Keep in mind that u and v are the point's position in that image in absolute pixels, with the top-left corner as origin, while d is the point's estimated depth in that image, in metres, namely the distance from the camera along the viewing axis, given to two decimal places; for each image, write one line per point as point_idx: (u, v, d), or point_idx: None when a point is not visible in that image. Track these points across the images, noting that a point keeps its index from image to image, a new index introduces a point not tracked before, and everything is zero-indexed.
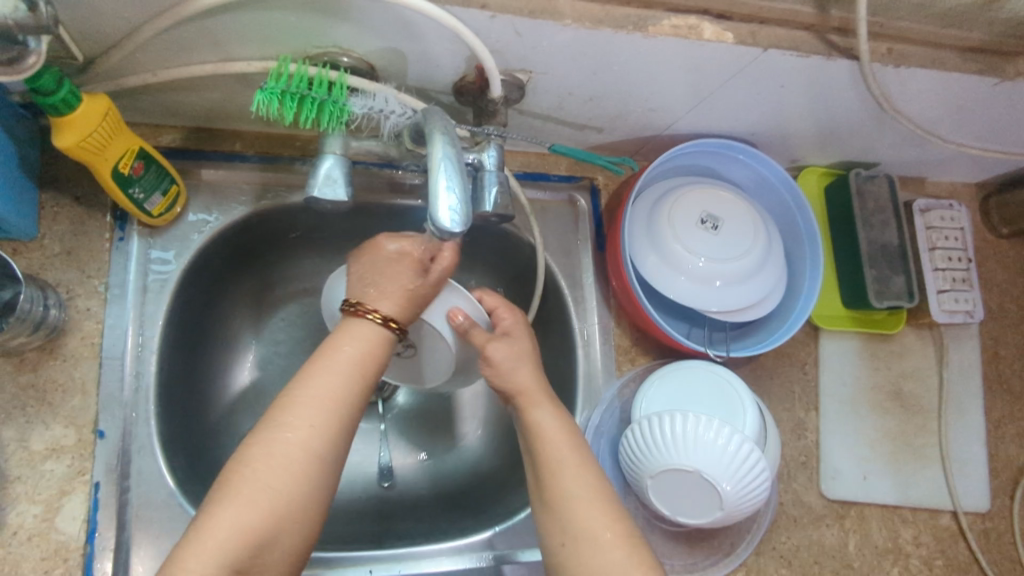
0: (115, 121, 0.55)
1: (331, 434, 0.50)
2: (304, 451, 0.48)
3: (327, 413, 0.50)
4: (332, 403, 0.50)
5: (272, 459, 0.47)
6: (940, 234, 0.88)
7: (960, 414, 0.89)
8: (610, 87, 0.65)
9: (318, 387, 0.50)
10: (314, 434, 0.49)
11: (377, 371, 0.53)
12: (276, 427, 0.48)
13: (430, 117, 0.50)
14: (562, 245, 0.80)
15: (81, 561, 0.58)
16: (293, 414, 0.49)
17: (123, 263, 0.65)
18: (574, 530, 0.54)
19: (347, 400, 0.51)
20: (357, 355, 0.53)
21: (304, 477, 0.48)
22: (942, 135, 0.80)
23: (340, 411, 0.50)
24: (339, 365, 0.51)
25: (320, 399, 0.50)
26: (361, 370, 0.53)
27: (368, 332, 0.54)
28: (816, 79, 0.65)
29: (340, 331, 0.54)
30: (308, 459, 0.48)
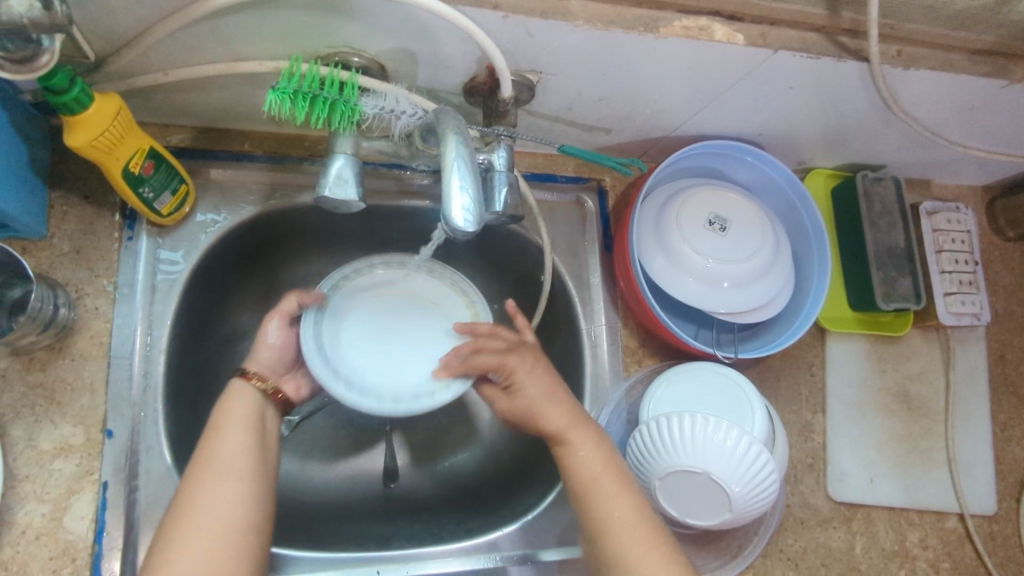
0: (126, 120, 0.55)
1: (236, 490, 0.52)
2: (214, 516, 0.50)
3: (226, 476, 0.52)
4: (224, 468, 0.52)
5: (186, 533, 0.49)
6: (947, 237, 0.88)
7: (967, 417, 0.89)
8: (619, 88, 0.65)
9: (212, 459, 0.53)
10: (219, 496, 0.51)
11: (259, 420, 0.57)
12: (183, 502, 0.51)
13: (442, 117, 0.50)
14: (569, 246, 0.80)
15: (89, 561, 0.58)
16: (196, 485, 0.51)
17: (132, 262, 0.65)
18: (616, 552, 0.57)
19: (244, 460, 0.53)
20: (240, 418, 0.56)
21: (218, 538, 0.49)
22: (950, 137, 0.80)
23: (240, 469, 0.53)
24: (229, 434, 0.54)
25: (217, 458, 0.53)
26: (249, 432, 0.56)
27: (245, 395, 0.58)
28: (825, 82, 0.65)
29: (221, 402, 0.57)
30: (214, 523, 0.50)
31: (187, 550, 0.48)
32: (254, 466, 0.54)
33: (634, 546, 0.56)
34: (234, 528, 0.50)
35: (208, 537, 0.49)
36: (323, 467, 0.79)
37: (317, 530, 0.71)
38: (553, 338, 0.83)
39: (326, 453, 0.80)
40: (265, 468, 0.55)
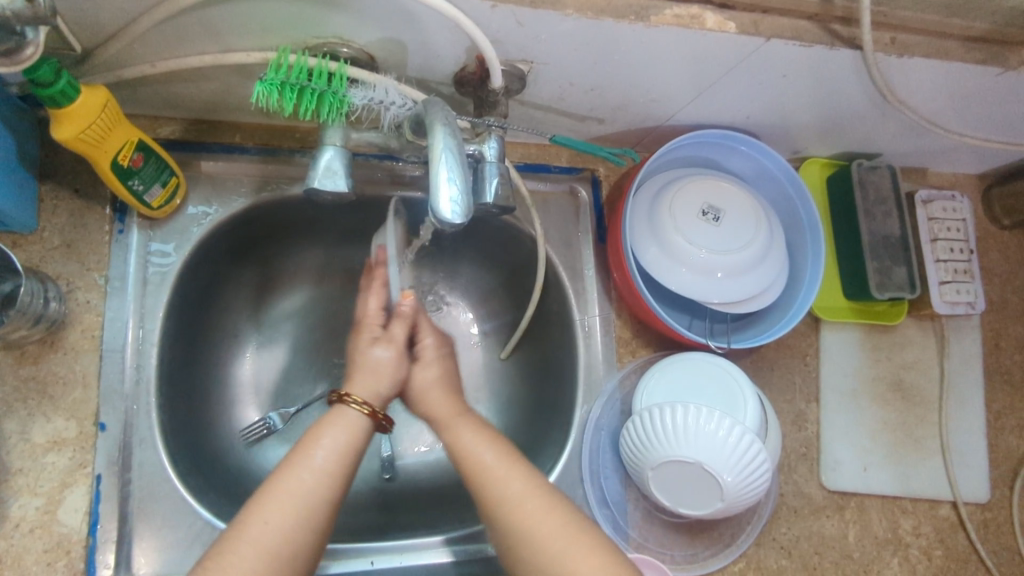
0: (114, 112, 0.55)
1: (300, 527, 0.51)
2: (267, 547, 0.50)
3: (300, 509, 0.52)
4: (298, 502, 0.52)
5: (237, 558, 0.49)
6: (941, 225, 0.88)
7: (961, 406, 0.89)
8: (612, 78, 0.64)
9: (290, 486, 0.52)
10: (285, 528, 0.51)
11: (358, 456, 0.56)
12: (244, 518, 0.51)
13: (430, 108, 0.50)
14: (563, 237, 0.80)
15: (83, 553, 0.59)
16: (264, 510, 0.51)
17: (124, 256, 0.65)
18: (518, 524, 0.56)
19: (322, 494, 0.53)
20: (338, 447, 0.55)
21: (266, 570, 0.49)
22: (945, 125, 0.80)
23: (310, 503, 0.52)
24: (320, 462, 0.54)
25: (307, 483, 0.53)
26: (341, 468, 0.55)
27: (347, 427, 0.57)
28: (819, 70, 0.65)
29: (327, 420, 0.57)
30: (269, 555, 0.50)
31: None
32: (326, 505, 0.53)
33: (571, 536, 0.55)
34: (282, 562, 0.50)
35: (256, 569, 0.49)
36: None
37: None
38: (547, 328, 0.83)
39: None
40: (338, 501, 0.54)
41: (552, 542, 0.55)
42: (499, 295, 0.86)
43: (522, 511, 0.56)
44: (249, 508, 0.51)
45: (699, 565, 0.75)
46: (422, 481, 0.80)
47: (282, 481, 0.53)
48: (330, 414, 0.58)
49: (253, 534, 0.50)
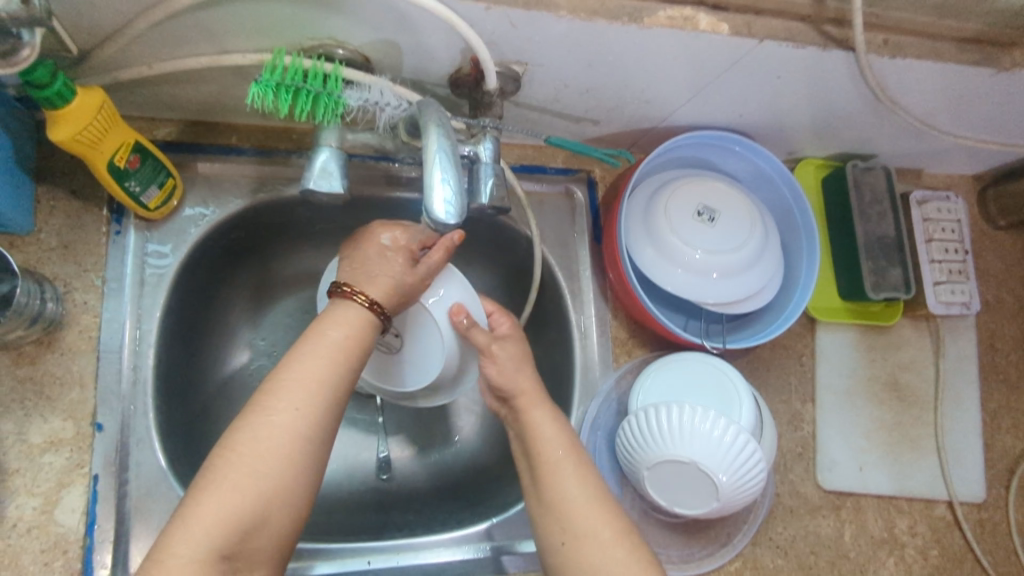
0: (110, 114, 0.55)
1: (323, 409, 0.50)
2: (291, 431, 0.48)
3: (320, 393, 0.50)
4: (320, 382, 0.50)
5: (267, 439, 0.48)
6: (937, 226, 0.88)
7: (957, 406, 0.90)
8: (606, 79, 0.65)
9: (307, 368, 0.50)
10: (309, 410, 0.49)
11: (361, 355, 0.54)
12: (266, 401, 0.49)
13: (425, 109, 0.50)
14: (559, 238, 0.80)
15: (80, 553, 0.59)
16: (286, 393, 0.49)
17: (121, 257, 0.65)
18: (573, 524, 0.57)
19: (324, 394, 0.50)
20: (348, 335, 0.53)
21: (293, 453, 0.48)
22: (939, 125, 0.80)
23: (317, 402, 0.50)
24: (333, 344, 0.52)
25: (309, 386, 0.50)
26: (351, 352, 0.53)
27: (355, 318, 0.54)
28: (813, 70, 0.65)
29: (334, 311, 0.54)
30: (296, 439, 0.48)
31: (260, 457, 0.47)
32: (341, 384, 0.52)
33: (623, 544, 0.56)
34: (304, 445, 0.49)
35: (281, 452, 0.48)
36: None
37: (309, 522, 0.72)
38: (544, 329, 0.83)
39: None
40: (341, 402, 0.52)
41: (598, 548, 0.56)
42: (496, 296, 0.86)
43: (577, 512, 0.57)
44: (267, 390, 0.49)
45: (696, 564, 0.75)
46: (419, 481, 0.81)
47: (301, 366, 0.51)
48: (334, 306, 0.55)
49: (282, 417, 0.48)
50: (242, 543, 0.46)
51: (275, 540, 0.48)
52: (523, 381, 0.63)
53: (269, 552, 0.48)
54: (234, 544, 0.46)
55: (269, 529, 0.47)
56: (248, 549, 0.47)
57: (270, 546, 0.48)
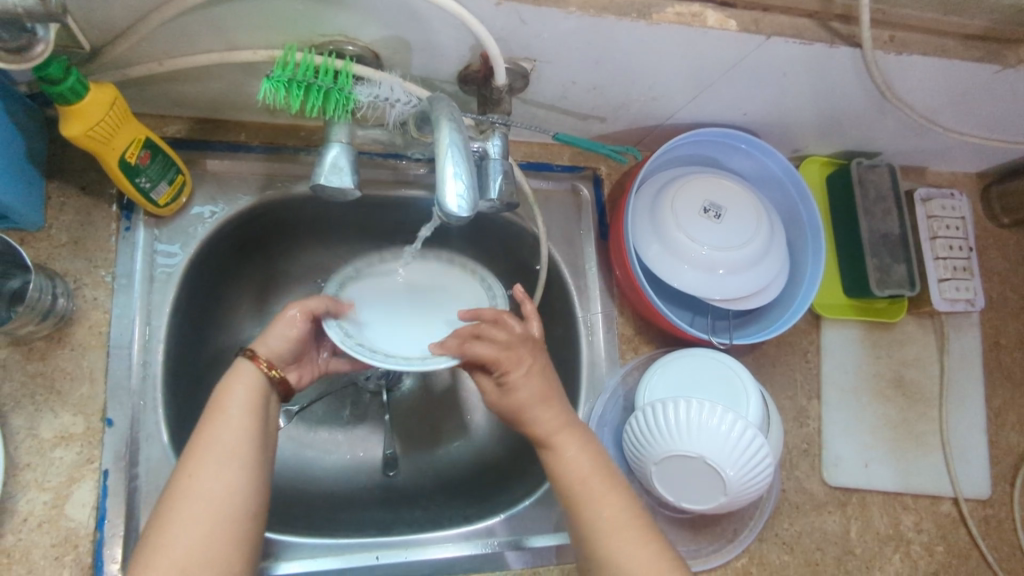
0: (122, 110, 0.55)
1: (228, 469, 0.52)
2: (219, 483, 0.51)
3: (221, 456, 0.52)
4: (219, 451, 0.53)
5: (175, 515, 0.50)
6: (941, 223, 0.88)
7: (961, 403, 0.90)
8: (613, 76, 0.65)
9: (206, 441, 0.53)
10: (211, 475, 0.51)
11: (264, 407, 0.57)
12: (174, 482, 0.52)
13: (436, 105, 0.50)
14: (565, 235, 0.81)
15: (90, 548, 0.59)
16: (188, 468, 0.52)
17: (130, 253, 0.66)
18: (600, 549, 0.57)
19: (241, 444, 0.54)
20: (243, 394, 0.56)
21: (204, 519, 0.50)
22: (943, 123, 0.80)
23: (238, 449, 0.53)
24: (234, 410, 0.55)
25: (223, 442, 0.53)
26: (254, 417, 0.56)
27: (246, 378, 0.57)
28: (819, 67, 0.66)
29: (227, 379, 0.58)
30: (203, 505, 0.50)
31: (169, 534, 0.49)
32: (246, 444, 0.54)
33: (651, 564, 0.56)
34: (236, 492, 0.52)
35: (212, 505, 0.51)
36: (320, 456, 0.79)
37: (317, 519, 0.72)
38: (550, 327, 0.83)
39: (324, 443, 0.81)
40: (261, 450, 0.55)
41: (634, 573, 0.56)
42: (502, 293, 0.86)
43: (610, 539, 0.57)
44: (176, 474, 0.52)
45: (702, 561, 0.76)
46: (425, 478, 0.81)
47: (200, 438, 0.53)
48: (232, 370, 0.59)
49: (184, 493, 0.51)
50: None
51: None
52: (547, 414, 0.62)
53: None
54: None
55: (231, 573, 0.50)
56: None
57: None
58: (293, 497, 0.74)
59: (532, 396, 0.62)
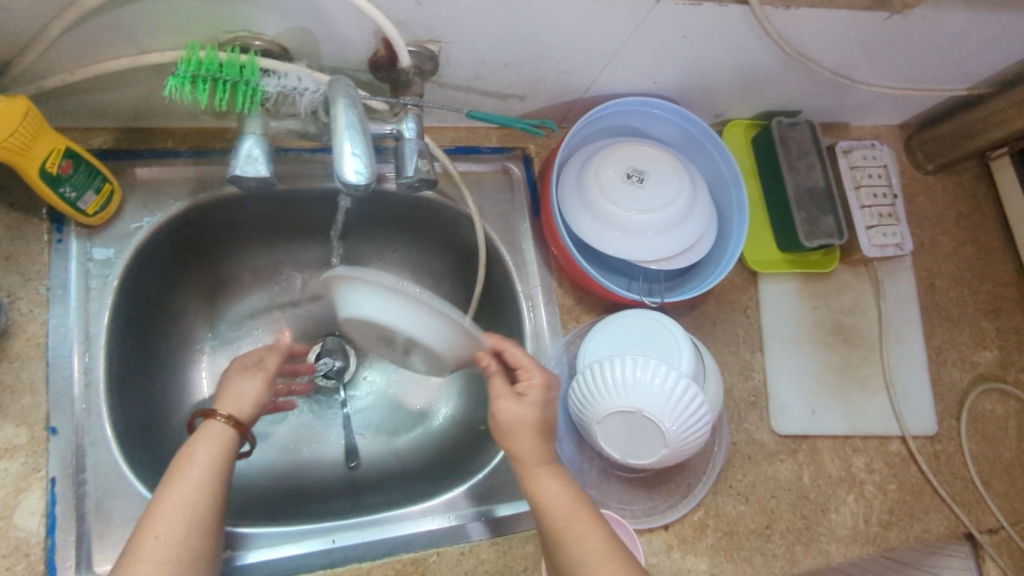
0: (37, 120, 0.57)
1: (195, 533, 0.54)
2: (181, 542, 0.53)
3: (189, 517, 0.54)
4: (185, 513, 0.54)
5: (135, 574, 0.51)
6: (864, 172, 0.92)
7: (901, 345, 0.93)
8: (521, 52, 0.68)
9: (172, 501, 0.54)
10: (179, 534, 0.53)
11: (230, 466, 0.59)
12: (138, 536, 0.53)
13: (334, 87, 0.52)
14: (499, 213, 0.83)
15: (42, 555, 0.60)
16: (154, 525, 0.53)
17: (64, 264, 0.67)
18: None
19: (206, 502, 0.56)
20: (213, 457, 0.57)
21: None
22: (850, 74, 0.84)
23: (203, 509, 0.55)
24: (199, 470, 0.56)
25: (187, 500, 0.55)
26: (217, 474, 0.57)
27: (215, 441, 0.58)
28: (716, 28, 0.69)
29: (196, 437, 0.58)
30: (166, 565, 0.52)
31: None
32: (214, 510, 0.56)
33: None
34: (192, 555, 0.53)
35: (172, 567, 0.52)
36: (281, 454, 0.81)
37: (276, 513, 0.73)
38: (494, 304, 0.85)
39: (282, 440, 0.82)
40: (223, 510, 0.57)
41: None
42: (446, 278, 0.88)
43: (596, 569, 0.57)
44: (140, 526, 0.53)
45: (657, 517, 0.78)
46: (386, 464, 0.82)
47: (166, 497, 0.55)
48: (200, 429, 0.59)
49: (147, 550, 0.52)
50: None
51: None
52: (525, 444, 0.63)
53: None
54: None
55: None
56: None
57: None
58: (252, 494, 0.75)
59: (525, 421, 0.63)
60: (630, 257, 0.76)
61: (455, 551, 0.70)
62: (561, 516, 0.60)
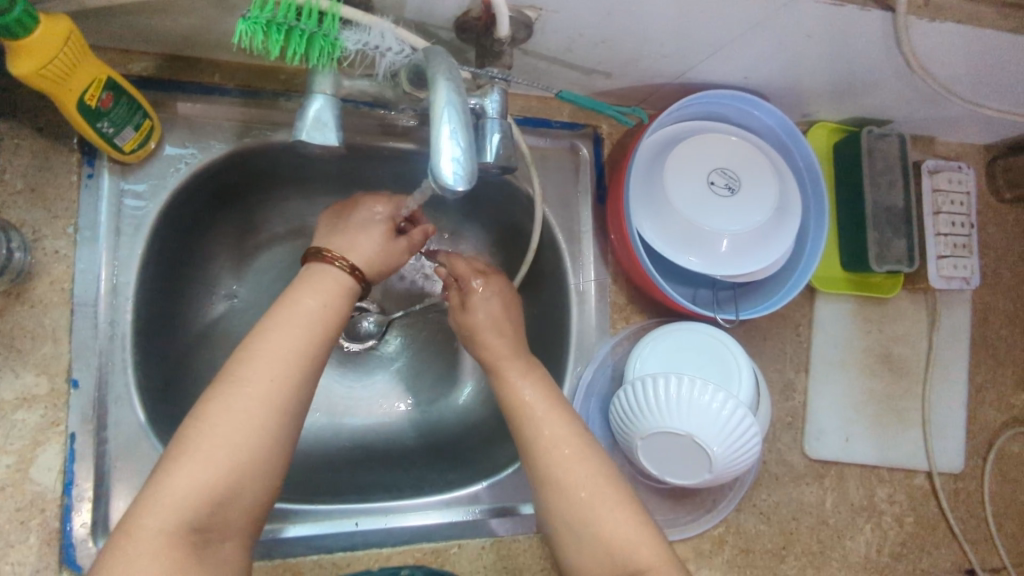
0: (78, 46, 0.49)
1: (303, 384, 0.51)
2: (278, 392, 0.49)
3: (299, 366, 0.50)
4: (298, 345, 0.51)
5: (230, 410, 0.48)
6: (946, 198, 0.86)
7: (945, 379, 0.90)
8: (625, 31, 0.60)
9: (286, 331, 0.51)
10: (286, 384, 0.50)
11: (340, 320, 0.55)
12: (244, 373, 0.49)
13: (431, 58, 0.45)
14: (560, 196, 0.77)
15: (58, 512, 0.57)
16: (262, 364, 0.49)
17: (94, 203, 0.61)
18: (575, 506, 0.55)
19: (310, 348, 0.52)
20: (326, 304, 0.54)
21: (272, 428, 0.48)
22: (962, 94, 0.77)
23: (306, 356, 0.51)
24: (306, 316, 0.52)
25: (285, 352, 0.50)
26: (327, 322, 0.54)
27: (331, 282, 0.55)
28: (842, 32, 0.62)
29: (310, 280, 0.55)
30: (272, 411, 0.49)
31: (235, 431, 0.47)
32: (322, 344, 0.53)
33: (614, 536, 0.54)
34: (284, 405, 0.49)
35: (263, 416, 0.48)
36: None
37: (292, 480, 0.70)
38: (539, 290, 0.80)
39: None
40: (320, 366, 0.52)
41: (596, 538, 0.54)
42: (492, 254, 0.83)
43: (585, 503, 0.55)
44: (238, 362, 0.49)
45: (679, 529, 0.77)
46: (406, 436, 0.78)
47: (278, 337, 0.51)
48: (311, 272, 0.56)
49: (255, 391, 0.48)
50: (215, 514, 0.46)
51: (248, 508, 0.48)
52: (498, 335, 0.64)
53: (240, 526, 0.48)
54: (209, 515, 0.46)
55: (243, 498, 0.47)
56: (224, 517, 0.47)
57: (243, 519, 0.48)
58: None
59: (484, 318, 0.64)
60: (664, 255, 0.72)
61: (476, 545, 0.68)
62: (562, 448, 0.57)
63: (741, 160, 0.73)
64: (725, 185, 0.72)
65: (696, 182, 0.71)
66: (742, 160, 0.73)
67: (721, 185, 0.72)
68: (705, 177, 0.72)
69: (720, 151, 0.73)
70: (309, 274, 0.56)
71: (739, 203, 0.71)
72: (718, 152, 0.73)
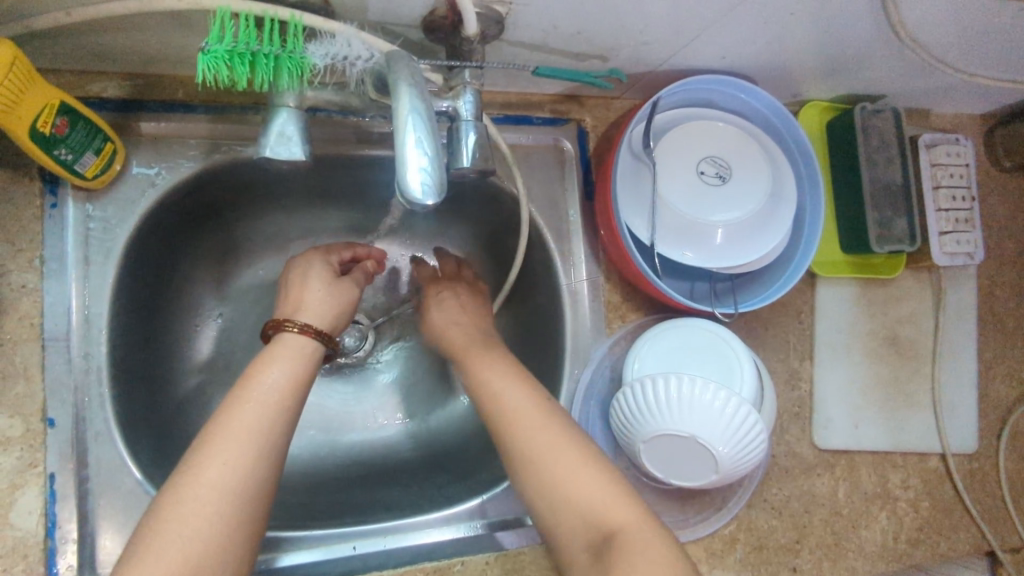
0: (26, 70, 0.47)
1: (265, 462, 0.47)
2: (241, 479, 0.46)
3: (257, 446, 0.47)
4: (260, 427, 0.48)
5: (188, 501, 0.44)
6: (945, 171, 0.84)
7: (953, 358, 0.87)
8: (600, 20, 0.57)
9: (249, 411, 0.49)
10: (248, 466, 0.46)
11: (305, 390, 0.53)
12: (197, 459, 0.46)
13: (394, 63, 0.43)
14: (547, 195, 0.74)
15: (42, 557, 0.55)
16: (218, 447, 0.46)
17: (60, 234, 0.59)
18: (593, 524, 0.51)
19: (274, 427, 0.49)
20: (286, 378, 0.52)
21: (233, 514, 0.45)
22: (954, 65, 0.74)
23: (270, 437, 0.48)
24: (267, 392, 0.50)
25: (245, 432, 0.47)
26: (290, 396, 0.51)
27: (294, 348, 0.54)
28: (827, 7, 0.59)
29: (269, 354, 0.53)
30: (230, 496, 0.45)
31: (190, 521, 0.43)
32: (286, 422, 0.50)
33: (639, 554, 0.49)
34: (248, 495, 0.45)
35: (226, 508, 0.44)
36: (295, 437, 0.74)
37: (286, 504, 0.68)
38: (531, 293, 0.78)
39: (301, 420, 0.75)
40: (283, 449, 0.49)
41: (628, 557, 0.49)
42: (481, 257, 0.81)
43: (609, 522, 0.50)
44: (195, 450, 0.46)
45: (689, 531, 0.75)
46: (403, 450, 0.76)
47: (234, 417, 0.48)
48: (273, 346, 0.55)
49: (211, 478, 0.45)
50: None
51: None
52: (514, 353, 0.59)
53: None
54: None
55: None
56: None
57: None
58: None
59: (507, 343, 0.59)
60: (659, 252, 0.69)
61: (480, 560, 0.64)
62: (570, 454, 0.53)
63: (730, 148, 0.70)
64: (715, 175, 0.69)
65: (682, 175, 0.69)
66: (730, 148, 0.70)
67: (708, 176, 0.69)
68: (691, 169, 0.69)
69: (707, 140, 0.70)
70: (273, 347, 0.54)
71: (728, 192, 0.69)
72: (705, 140, 0.70)
